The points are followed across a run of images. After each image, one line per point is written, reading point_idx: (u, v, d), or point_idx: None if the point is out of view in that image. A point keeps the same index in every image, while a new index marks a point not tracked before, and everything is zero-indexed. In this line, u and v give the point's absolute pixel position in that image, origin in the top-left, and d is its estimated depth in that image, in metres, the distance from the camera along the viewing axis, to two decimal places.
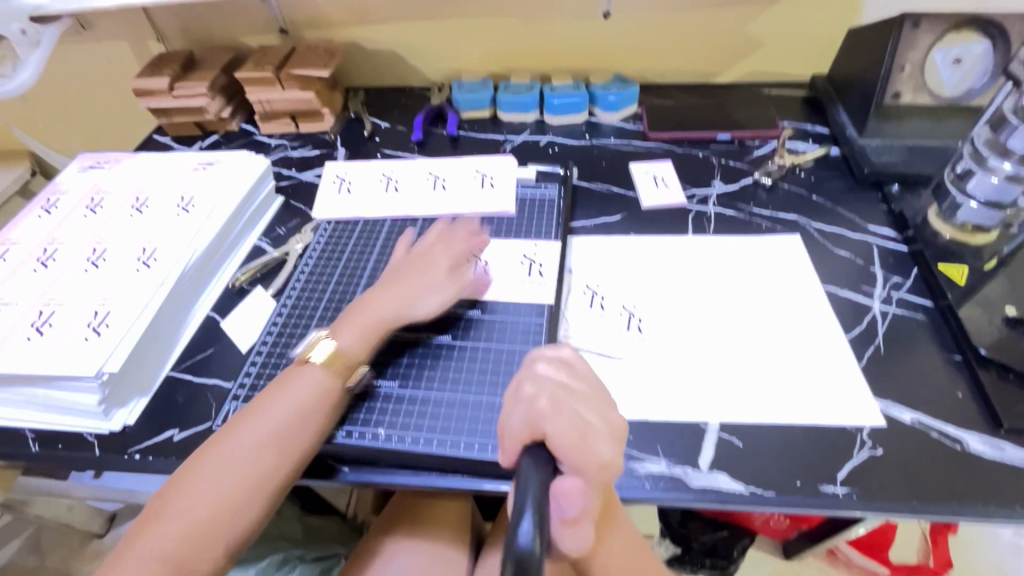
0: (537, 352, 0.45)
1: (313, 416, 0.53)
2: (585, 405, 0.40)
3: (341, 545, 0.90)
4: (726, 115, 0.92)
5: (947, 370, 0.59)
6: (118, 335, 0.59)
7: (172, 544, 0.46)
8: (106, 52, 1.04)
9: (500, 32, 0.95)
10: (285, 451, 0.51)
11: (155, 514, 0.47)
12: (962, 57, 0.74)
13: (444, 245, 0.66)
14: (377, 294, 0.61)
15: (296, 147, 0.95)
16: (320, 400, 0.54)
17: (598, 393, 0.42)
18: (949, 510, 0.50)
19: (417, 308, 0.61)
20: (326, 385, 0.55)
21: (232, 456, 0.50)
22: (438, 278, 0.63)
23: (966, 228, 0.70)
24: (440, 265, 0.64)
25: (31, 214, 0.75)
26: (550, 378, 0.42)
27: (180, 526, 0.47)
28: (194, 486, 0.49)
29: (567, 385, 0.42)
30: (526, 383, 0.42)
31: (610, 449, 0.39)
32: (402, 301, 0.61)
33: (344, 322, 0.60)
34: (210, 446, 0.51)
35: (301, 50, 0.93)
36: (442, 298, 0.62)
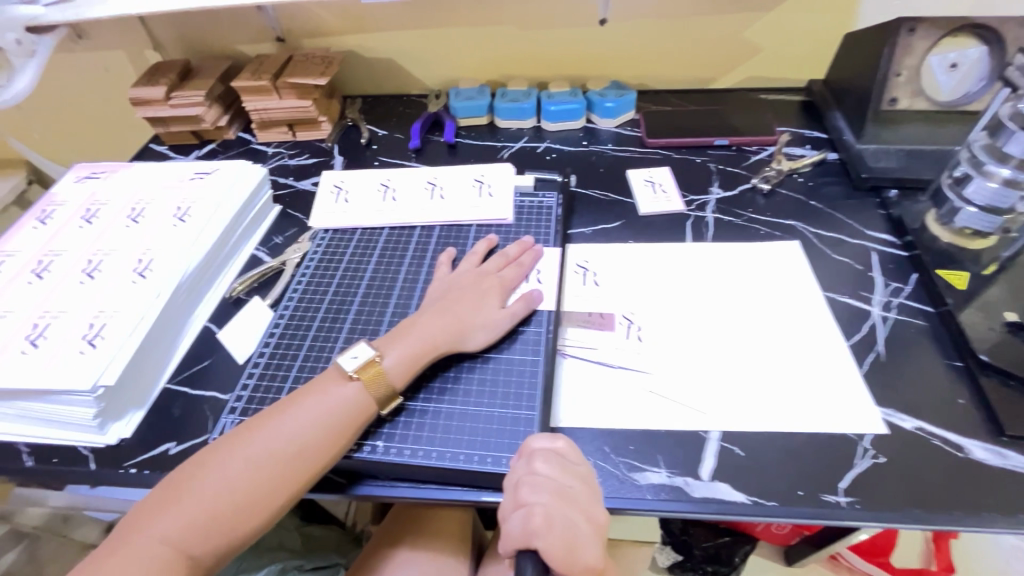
0: (533, 440, 0.49)
1: (336, 432, 0.52)
2: (577, 511, 0.44)
3: (340, 555, 0.90)
4: (724, 121, 0.92)
5: (948, 377, 0.59)
6: (114, 347, 0.59)
7: (173, 541, 0.45)
8: (102, 61, 1.04)
9: (497, 39, 0.95)
10: (301, 464, 0.50)
11: (162, 506, 0.47)
12: (958, 62, 0.75)
13: (504, 278, 0.66)
14: (430, 318, 0.60)
15: (294, 155, 0.95)
16: (347, 417, 0.53)
17: (589, 490, 0.46)
18: (954, 519, 0.49)
19: (469, 339, 0.61)
20: (361, 404, 0.54)
21: (248, 460, 0.49)
22: (499, 314, 0.62)
23: (965, 233, 0.70)
24: (493, 298, 0.63)
25: (26, 225, 0.75)
26: (547, 480, 0.45)
27: (183, 525, 0.46)
28: (205, 485, 0.48)
29: (563, 485, 0.45)
30: (522, 483, 0.45)
31: (596, 553, 0.43)
32: (456, 330, 0.60)
33: (395, 340, 0.59)
34: (227, 444, 0.50)
35: (298, 58, 0.93)
36: (494, 336, 0.62)
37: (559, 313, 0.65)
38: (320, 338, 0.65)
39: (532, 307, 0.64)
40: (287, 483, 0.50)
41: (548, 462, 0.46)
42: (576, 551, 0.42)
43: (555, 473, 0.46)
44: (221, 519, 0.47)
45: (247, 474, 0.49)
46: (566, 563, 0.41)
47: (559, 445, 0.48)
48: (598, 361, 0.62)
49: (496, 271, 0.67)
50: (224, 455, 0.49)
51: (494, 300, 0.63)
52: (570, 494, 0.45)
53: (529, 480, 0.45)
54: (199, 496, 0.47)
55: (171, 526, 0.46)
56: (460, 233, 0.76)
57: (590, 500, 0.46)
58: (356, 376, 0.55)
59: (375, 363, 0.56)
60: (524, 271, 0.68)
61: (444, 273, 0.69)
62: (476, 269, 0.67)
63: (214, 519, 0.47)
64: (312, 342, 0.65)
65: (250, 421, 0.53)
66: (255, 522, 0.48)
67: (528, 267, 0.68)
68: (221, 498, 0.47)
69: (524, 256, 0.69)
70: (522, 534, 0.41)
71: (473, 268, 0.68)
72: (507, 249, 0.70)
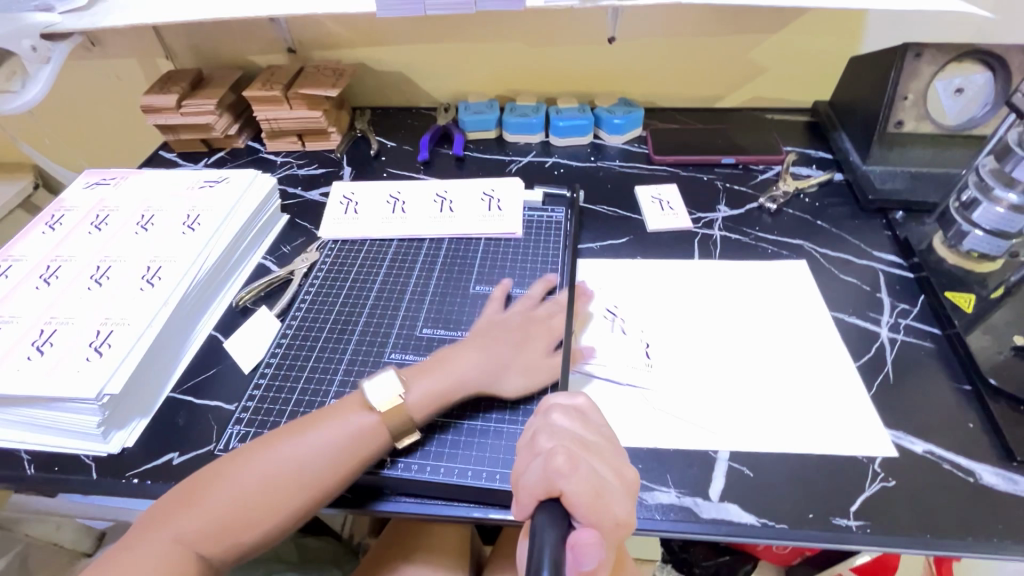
0: (552, 401, 0.48)
1: (352, 456, 0.51)
2: (600, 460, 0.42)
3: (337, 568, 0.89)
4: (731, 139, 0.93)
5: (956, 400, 0.59)
6: (120, 355, 0.59)
7: (183, 547, 0.46)
8: (113, 68, 1.05)
9: (507, 55, 0.96)
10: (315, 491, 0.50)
11: (175, 509, 0.48)
12: (963, 87, 0.76)
13: (552, 326, 0.64)
14: (465, 353, 0.60)
15: (302, 165, 0.96)
16: (360, 445, 0.52)
17: (613, 446, 0.45)
18: (965, 545, 0.49)
19: (504, 384, 0.59)
20: (375, 436, 0.53)
21: (261, 476, 0.49)
22: (541, 362, 0.61)
23: (972, 256, 0.70)
24: (536, 347, 0.62)
25: (35, 230, 0.75)
26: (566, 432, 0.44)
27: (194, 532, 0.47)
28: (216, 497, 0.48)
29: (583, 439, 0.44)
30: (541, 435, 0.44)
31: (625, 507, 0.41)
32: (489, 369, 0.59)
33: (424, 372, 0.58)
34: (242, 459, 0.51)
35: (310, 70, 0.94)
36: (533, 380, 0.59)
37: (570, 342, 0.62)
38: (328, 349, 0.65)
39: (550, 291, 0.69)
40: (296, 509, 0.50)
41: (567, 416, 0.46)
42: (604, 499, 0.40)
43: (575, 429, 0.45)
44: (229, 532, 0.48)
45: (257, 489, 0.49)
46: (592, 508, 0.39)
47: (578, 404, 0.48)
48: (606, 377, 0.62)
49: (547, 317, 0.65)
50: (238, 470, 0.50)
51: (539, 347, 0.62)
52: (591, 446, 0.43)
53: (548, 431, 0.44)
54: (213, 507, 0.48)
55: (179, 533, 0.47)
56: (468, 248, 0.76)
57: (615, 456, 0.44)
58: (373, 412, 0.54)
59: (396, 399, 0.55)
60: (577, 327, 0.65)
61: (494, 308, 0.66)
62: (527, 309, 0.65)
63: (217, 534, 0.47)
64: (319, 354, 0.65)
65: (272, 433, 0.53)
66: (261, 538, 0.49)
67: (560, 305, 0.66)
68: (229, 513, 0.48)
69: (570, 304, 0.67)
70: (542, 479, 0.40)
71: (524, 310, 0.65)
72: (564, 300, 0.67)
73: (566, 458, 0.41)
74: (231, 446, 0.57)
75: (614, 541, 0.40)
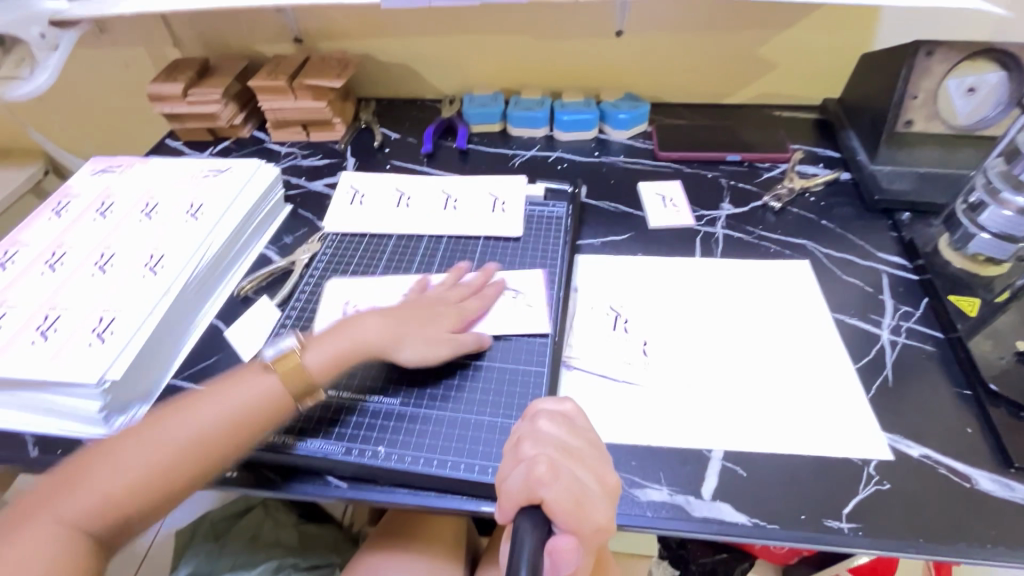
0: (538, 406, 0.48)
1: (245, 421, 0.52)
2: (581, 466, 0.42)
3: (336, 554, 0.91)
4: (737, 136, 0.92)
5: (955, 404, 0.58)
6: (122, 341, 0.59)
7: (67, 519, 0.45)
8: (121, 55, 1.05)
9: (512, 48, 0.95)
10: (237, 413, 0.52)
11: (54, 492, 0.46)
12: (976, 86, 0.74)
13: (463, 309, 0.64)
14: (373, 318, 0.61)
15: (307, 155, 0.96)
16: (262, 408, 0.53)
17: (597, 451, 0.45)
18: (957, 551, 0.49)
19: (399, 350, 0.59)
20: (275, 393, 0.54)
21: (151, 442, 0.49)
22: (441, 337, 0.60)
23: (978, 260, 0.69)
24: (442, 319, 0.62)
25: (41, 217, 0.76)
26: (550, 437, 0.44)
27: (80, 503, 0.46)
28: (106, 465, 0.48)
29: (567, 445, 0.44)
30: (525, 441, 0.44)
31: (605, 512, 0.42)
32: (390, 335, 0.60)
33: (328, 335, 0.59)
34: (137, 427, 0.51)
35: (315, 60, 0.94)
36: (432, 356, 0.59)
37: (560, 342, 0.64)
38: None
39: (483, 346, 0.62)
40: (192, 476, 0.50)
41: (553, 421, 0.46)
42: (584, 508, 0.40)
43: (558, 435, 0.45)
44: (119, 499, 0.47)
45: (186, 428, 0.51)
46: (573, 516, 0.39)
47: (565, 409, 0.48)
48: (602, 374, 0.62)
49: (458, 301, 0.65)
50: (146, 430, 0.50)
51: (444, 323, 0.62)
52: (574, 452, 0.44)
53: (532, 437, 0.44)
54: (95, 478, 0.47)
55: (121, 454, 0.49)
56: (469, 245, 0.76)
57: (598, 461, 0.45)
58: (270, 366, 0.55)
59: (300, 349, 0.57)
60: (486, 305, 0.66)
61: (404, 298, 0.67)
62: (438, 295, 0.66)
63: (166, 451, 0.49)
64: None
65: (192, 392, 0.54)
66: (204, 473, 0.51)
67: (488, 305, 0.66)
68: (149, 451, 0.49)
69: (471, 311, 0.64)
70: (524, 486, 0.40)
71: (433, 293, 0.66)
72: (470, 281, 0.67)
73: (548, 466, 0.41)
74: None
75: (592, 545, 0.42)
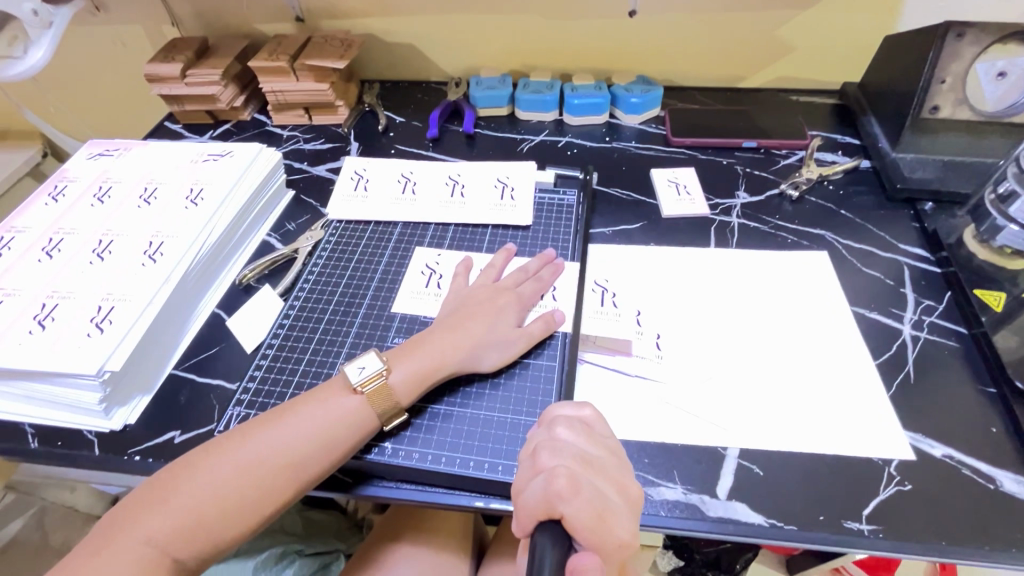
0: (555, 414, 0.47)
1: (332, 445, 0.50)
2: (602, 478, 0.41)
3: (340, 541, 0.90)
4: (753, 122, 0.89)
5: (979, 402, 0.57)
6: (121, 331, 0.58)
7: (157, 541, 0.44)
8: (118, 34, 1.02)
9: (521, 28, 0.92)
10: (298, 451, 0.49)
11: (139, 512, 0.46)
12: (1007, 70, 0.71)
13: (522, 294, 0.62)
14: (448, 330, 0.58)
15: (309, 139, 0.93)
16: (345, 431, 0.51)
17: (617, 460, 0.44)
18: (980, 554, 0.47)
19: (480, 358, 0.58)
20: (361, 418, 0.52)
21: (237, 467, 0.48)
22: (513, 334, 0.59)
23: (1004, 252, 0.67)
24: (511, 314, 0.60)
25: (38, 202, 0.74)
26: (569, 446, 0.43)
27: (169, 527, 0.45)
28: (193, 488, 0.47)
29: (586, 455, 0.43)
30: (543, 451, 0.42)
31: (628, 527, 0.40)
32: (468, 348, 0.57)
33: (405, 354, 0.56)
34: (220, 445, 0.49)
35: (317, 40, 0.91)
36: (509, 356, 0.59)
37: (576, 335, 0.62)
38: (330, 331, 0.64)
39: (552, 329, 0.60)
40: (276, 499, 0.49)
41: (571, 429, 0.45)
42: (607, 523, 0.38)
43: (578, 443, 0.44)
44: (208, 523, 0.46)
45: (245, 470, 0.48)
46: (595, 531, 0.37)
47: (583, 415, 0.47)
48: (614, 368, 0.60)
49: (514, 287, 0.63)
50: (204, 466, 0.48)
51: (511, 317, 0.60)
52: (594, 462, 0.42)
53: (550, 447, 0.43)
54: (182, 502, 0.46)
55: (180, 500, 0.46)
56: (476, 235, 0.74)
57: (618, 471, 0.43)
58: (361, 391, 0.53)
59: (378, 379, 0.54)
60: (543, 287, 0.64)
61: (460, 285, 0.65)
62: (493, 283, 0.64)
63: (227, 493, 0.47)
64: (322, 336, 0.64)
65: (249, 423, 0.51)
66: (268, 511, 0.48)
67: (548, 283, 0.65)
68: (209, 495, 0.46)
69: (534, 297, 0.63)
70: (543, 500, 0.38)
71: (490, 282, 0.64)
72: (526, 264, 0.66)
73: (568, 479, 0.39)
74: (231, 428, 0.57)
75: (615, 562, 0.39)
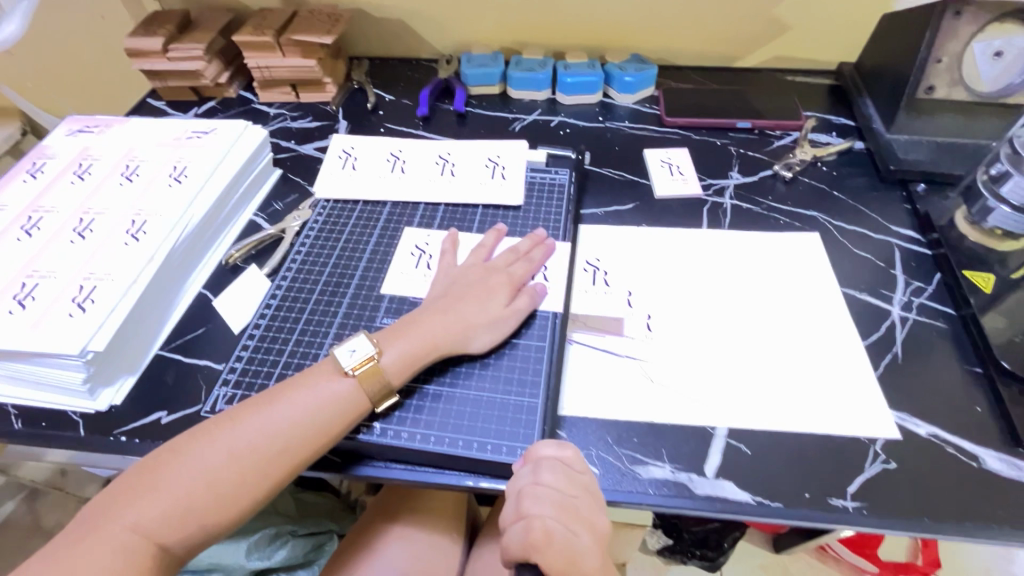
0: (541, 447, 0.48)
1: (323, 429, 0.50)
2: (577, 526, 0.44)
3: (333, 522, 0.90)
4: (748, 102, 0.87)
5: (966, 383, 0.57)
6: (104, 311, 0.57)
7: (145, 529, 0.44)
8: (98, 7, 0.99)
9: (514, 4, 0.90)
10: (287, 436, 0.49)
11: (127, 500, 0.45)
12: (1004, 50, 0.69)
13: (512, 274, 0.62)
14: (437, 312, 0.57)
15: (296, 117, 0.91)
16: (336, 414, 0.51)
17: (592, 499, 0.47)
18: (961, 530, 0.48)
19: (471, 340, 0.57)
20: (351, 402, 0.52)
21: (227, 453, 0.47)
22: (504, 313, 0.59)
23: (995, 234, 0.67)
24: (501, 294, 0.60)
25: (16, 179, 0.72)
26: (550, 493, 0.45)
27: (157, 515, 0.44)
28: (183, 475, 0.46)
29: (565, 501, 0.45)
30: (526, 499, 0.45)
31: (596, 563, 0.44)
32: (459, 330, 0.57)
33: (395, 336, 0.55)
34: (208, 432, 0.49)
35: (303, 14, 0.88)
36: (499, 335, 0.58)
37: (566, 314, 0.62)
38: (318, 312, 0.63)
39: (537, 304, 0.61)
40: (266, 485, 0.48)
41: (555, 474, 0.46)
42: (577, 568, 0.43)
43: (559, 488, 0.46)
44: (199, 511, 0.46)
45: (232, 456, 0.47)
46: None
47: (567, 453, 0.48)
48: (604, 349, 0.60)
49: (505, 266, 0.63)
50: (190, 453, 0.47)
51: (501, 297, 0.60)
52: (572, 509, 0.45)
53: (533, 496, 0.45)
54: (171, 490, 0.45)
55: (165, 488, 0.45)
56: (466, 215, 0.73)
57: (592, 511, 0.46)
58: (353, 373, 0.52)
59: (370, 361, 0.53)
60: (534, 267, 0.63)
61: (449, 263, 0.65)
62: (483, 263, 0.63)
63: (214, 480, 0.46)
64: (309, 316, 0.63)
65: (236, 408, 0.50)
66: (257, 497, 0.48)
67: (540, 263, 0.64)
68: (196, 482, 0.46)
69: (525, 276, 0.62)
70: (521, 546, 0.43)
71: (480, 262, 0.64)
72: (517, 244, 0.65)
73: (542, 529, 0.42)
74: (219, 409, 0.56)
75: None
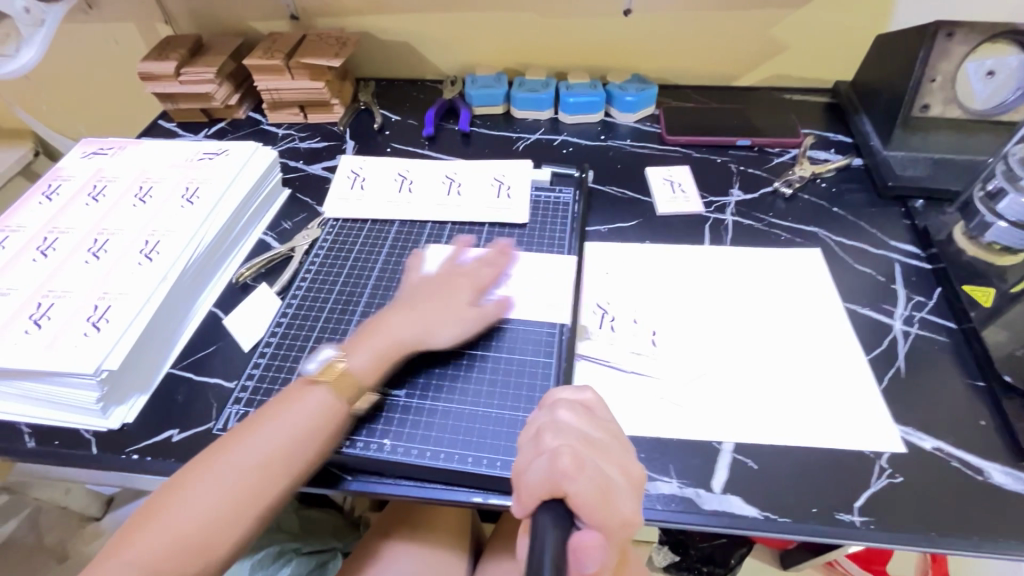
0: (556, 396, 0.47)
1: (309, 440, 0.51)
2: (606, 460, 0.41)
3: (337, 539, 0.90)
4: (747, 120, 0.89)
5: (969, 396, 0.58)
6: (118, 330, 0.58)
7: (156, 562, 0.44)
8: (112, 32, 1.02)
9: (517, 27, 0.92)
10: (277, 453, 0.50)
11: (136, 534, 0.46)
12: (995, 70, 0.72)
13: (477, 275, 0.64)
14: (401, 314, 0.60)
15: (305, 138, 0.93)
16: (320, 425, 0.52)
17: (618, 442, 0.44)
18: (969, 544, 0.48)
19: (434, 339, 0.59)
20: (329, 412, 0.53)
21: (224, 476, 0.48)
22: (467, 313, 0.60)
23: (994, 249, 0.68)
24: (466, 295, 0.62)
25: (31, 200, 0.73)
26: (571, 428, 0.43)
27: (162, 545, 0.45)
28: (181, 506, 0.47)
29: (588, 436, 0.43)
30: (546, 433, 0.42)
31: (631, 506, 0.40)
32: (422, 329, 0.59)
33: (360, 340, 0.58)
34: (200, 461, 0.49)
35: (312, 38, 0.91)
36: (463, 333, 0.60)
37: (574, 328, 0.63)
38: (328, 329, 0.64)
39: (505, 311, 0.62)
40: (265, 502, 0.49)
41: (572, 411, 0.45)
42: (611, 501, 0.39)
43: (579, 425, 0.44)
44: (203, 539, 0.46)
45: (226, 481, 0.48)
46: (599, 510, 0.38)
47: (585, 399, 0.47)
48: (611, 364, 0.61)
49: (470, 270, 0.64)
50: (185, 483, 0.48)
51: (465, 297, 0.62)
52: (597, 443, 0.42)
53: (553, 428, 0.43)
54: (170, 521, 0.46)
55: (166, 521, 0.46)
56: (473, 232, 0.74)
57: (620, 453, 0.43)
58: (318, 380, 0.54)
59: (337, 365, 0.56)
60: (501, 270, 0.65)
61: (417, 269, 0.67)
62: (453, 268, 0.65)
63: (213, 506, 0.47)
64: (320, 333, 0.64)
65: (224, 436, 0.51)
66: (260, 516, 0.49)
67: (503, 265, 0.65)
68: (195, 511, 0.47)
69: (490, 278, 0.64)
70: (547, 479, 0.38)
71: (447, 267, 0.65)
72: (487, 249, 0.67)
73: (572, 459, 0.39)
74: (230, 426, 0.57)
75: (618, 541, 0.39)
